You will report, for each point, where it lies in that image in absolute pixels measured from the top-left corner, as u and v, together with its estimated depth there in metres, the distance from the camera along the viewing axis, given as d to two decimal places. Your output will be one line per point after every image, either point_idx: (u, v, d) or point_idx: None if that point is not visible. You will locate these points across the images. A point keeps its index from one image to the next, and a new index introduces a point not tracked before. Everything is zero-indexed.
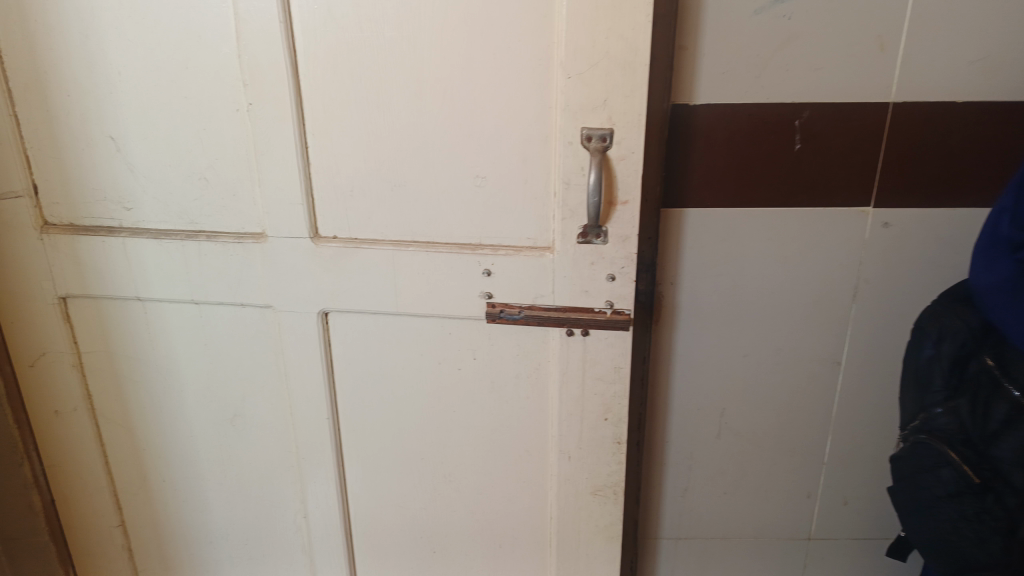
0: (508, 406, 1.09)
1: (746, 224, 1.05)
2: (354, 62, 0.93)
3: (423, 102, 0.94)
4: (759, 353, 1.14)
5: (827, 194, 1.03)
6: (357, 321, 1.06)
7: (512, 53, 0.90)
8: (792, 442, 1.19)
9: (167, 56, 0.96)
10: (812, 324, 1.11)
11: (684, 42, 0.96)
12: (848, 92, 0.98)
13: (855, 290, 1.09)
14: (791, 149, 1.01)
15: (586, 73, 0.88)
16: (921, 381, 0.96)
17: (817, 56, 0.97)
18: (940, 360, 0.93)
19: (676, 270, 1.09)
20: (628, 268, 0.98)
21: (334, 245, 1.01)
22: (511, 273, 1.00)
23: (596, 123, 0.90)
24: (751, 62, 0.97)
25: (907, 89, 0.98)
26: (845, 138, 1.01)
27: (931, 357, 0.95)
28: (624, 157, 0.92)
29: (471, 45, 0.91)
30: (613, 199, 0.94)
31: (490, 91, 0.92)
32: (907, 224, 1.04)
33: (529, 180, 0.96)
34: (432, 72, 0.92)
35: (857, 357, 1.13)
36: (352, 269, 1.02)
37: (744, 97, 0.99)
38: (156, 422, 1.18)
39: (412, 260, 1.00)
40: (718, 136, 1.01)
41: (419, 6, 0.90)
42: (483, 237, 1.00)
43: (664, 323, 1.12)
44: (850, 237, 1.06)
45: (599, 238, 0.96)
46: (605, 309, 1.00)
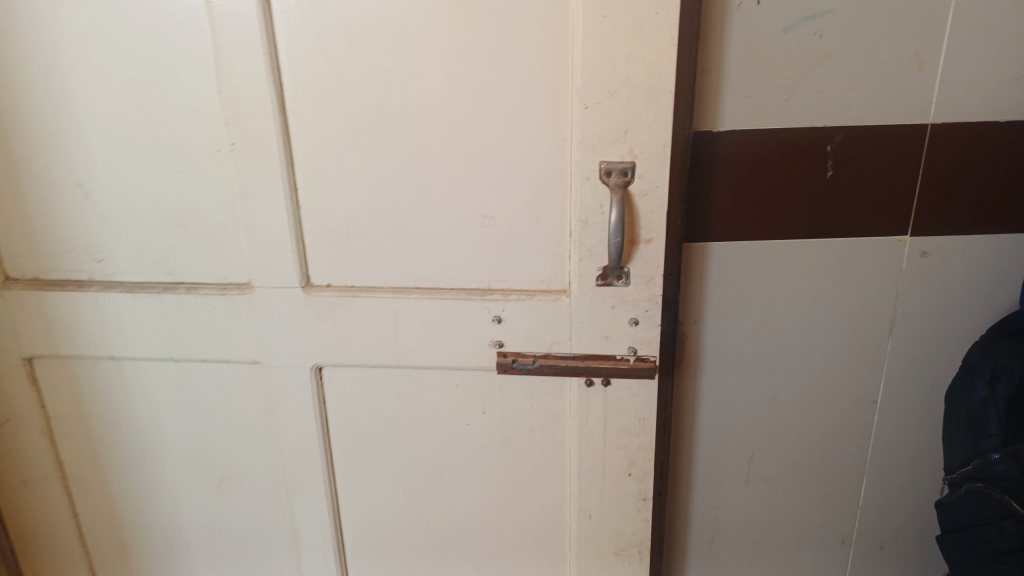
0: (521, 462, 1.00)
1: (776, 259, 0.98)
2: (347, 93, 0.84)
3: (425, 134, 0.85)
4: (790, 394, 1.06)
5: (862, 224, 0.96)
6: (354, 375, 0.97)
7: (523, 80, 0.82)
8: (826, 487, 1.11)
9: (138, 91, 0.86)
10: (845, 361, 1.04)
11: (706, 64, 0.88)
12: (883, 114, 0.91)
13: (892, 324, 1.02)
14: (824, 176, 0.93)
15: (606, 102, 0.80)
16: (974, 425, 0.94)
17: (850, 76, 0.89)
18: (996, 403, 0.92)
19: (699, 308, 1.01)
20: (652, 312, 0.89)
21: (327, 294, 0.92)
22: (524, 320, 0.91)
23: (617, 155, 0.82)
24: (779, 84, 0.89)
25: (946, 109, 0.91)
26: (881, 163, 0.93)
27: (984, 401, 0.93)
28: (647, 192, 0.83)
29: (476, 74, 0.82)
30: (635, 237, 0.86)
31: (498, 123, 0.84)
32: (947, 253, 0.97)
33: (542, 219, 0.88)
34: (435, 104, 0.84)
35: (893, 393, 1.06)
36: (348, 320, 0.93)
37: (773, 122, 0.91)
38: (134, 489, 1.08)
39: (415, 308, 0.91)
40: (744, 164, 0.93)
41: (419, 30, 0.81)
42: (492, 281, 0.91)
43: (687, 365, 1.04)
44: (886, 268, 0.98)
45: (621, 279, 0.87)
46: (627, 355, 0.91)
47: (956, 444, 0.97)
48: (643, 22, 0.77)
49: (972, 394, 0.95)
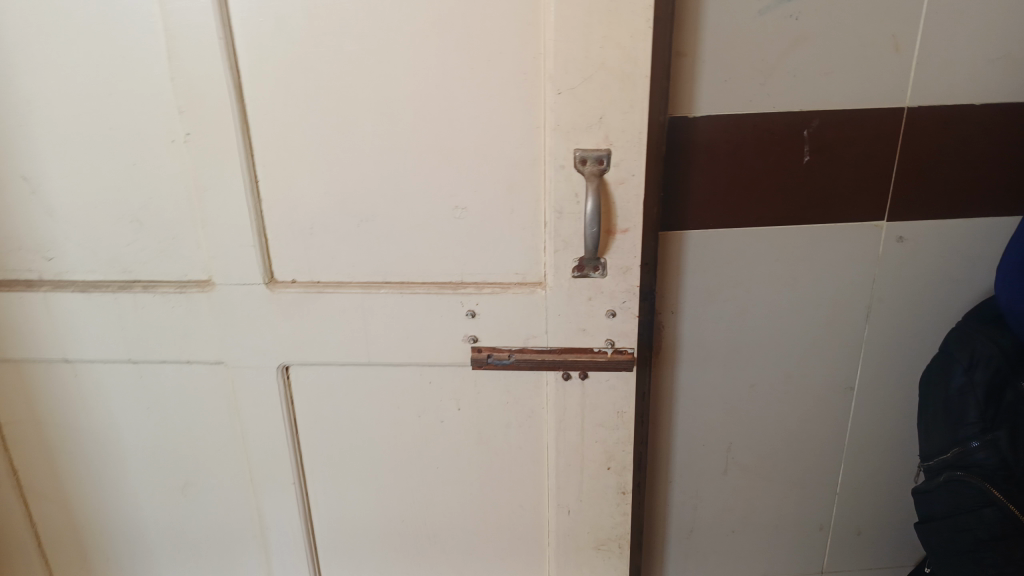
0: (497, 458, 0.98)
1: (753, 246, 0.96)
2: (308, 81, 0.80)
3: (392, 122, 0.81)
4: (768, 382, 1.05)
5: (838, 210, 0.95)
6: (323, 373, 0.94)
7: (494, 65, 0.79)
8: (804, 474, 1.11)
9: (86, 80, 0.81)
10: (823, 348, 1.03)
11: (681, 48, 0.86)
12: (860, 98, 0.89)
13: (868, 310, 1.01)
14: (800, 162, 0.92)
15: (580, 88, 0.77)
16: (952, 413, 0.94)
17: (827, 59, 0.87)
18: (974, 392, 0.92)
19: (676, 298, 0.99)
20: (630, 303, 0.87)
21: (293, 290, 0.88)
22: (498, 314, 0.88)
23: (592, 143, 0.80)
24: (756, 68, 0.87)
25: (923, 92, 0.90)
26: (857, 148, 0.92)
27: (962, 389, 0.93)
28: (623, 181, 0.81)
29: (444, 59, 0.78)
30: (611, 227, 0.83)
31: (468, 111, 0.81)
32: (923, 238, 0.97)
33: (515, 209, 0.85)
34: (401, 92, 0.80)
35: (870, 379, 1.05)
36: (316, 317, 0.89)
37: (749, 107, 0.89)
38: (94, 496, 1.03)
39: (384, 304, 0.88)
40: (720, 150, 0.91)
41: (384, 13, 0.77)
42: (465, 274, 0.88)
43: (664, 355, 1.02)
44: (863, 254, 0.97)
45: (597, 270, 0.85)
46: (605, 348, 0.89)
47: (934, 432, 0.96)
48: (618, 4, 0.74)
49: (949, 381, 0.95)
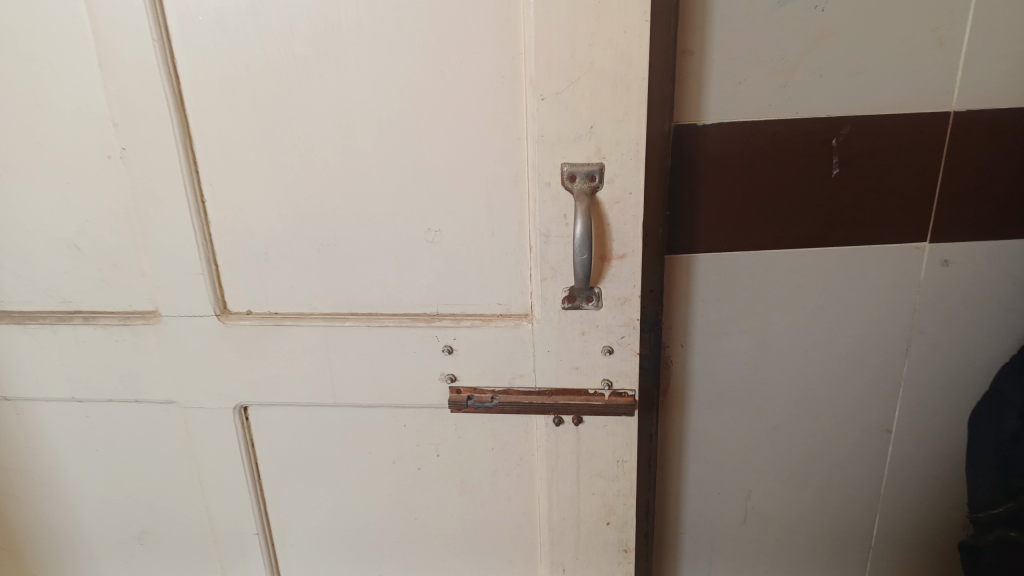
0: (483, 510, 0.87)
1: (774, 272, 0.84)
2: (257, 89, 0.70)
3: (353, 135, 0.71)
4: (792, 424, 0.93)
5: (872, 229, 0.82)
6: (286, 415, 0.84)
7: (466, 69, 0.68)
8: (833, 525, 0.99)
9: (12, 90, 0.72)
10: (855, 386, 0.91)
11: (687, 45, 0.75)
12: (897, 102, 0.77)
13: (908, 343, 0.88)
14: (827, 175, 0.80)
15: (566, 93, 0.66)
16: (1008, 465, 0.81)
17: (857, 57, 0.75)
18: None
19: (686, 329, 0.87)
20: (629, 338, 0.76)
21: (248, 322, 0.78)
22: (478, 351, 0.77)
23: (581, 157, 0.69)
24: (775, 67, 0.75)
25: (971, 94, 0.77)
26: (894, 159, 0.80)
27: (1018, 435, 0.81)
28: (619, 201, 0.70)
29: (410, 62, 0.68)
30: (606, 253, 0.72)
31: (440, 122, 0.70)
32: (971, 261, 0.84)
33: (496, 232, 0.74)
34: (362, 100, 0.70)
35: (909, 420, 0.93)
36: (274, 353, 0.79)
37: (768, 112, 0.77)
38: (45, 545, 0.94)
39: (350, 338, 0.77)
40: (734, 162, 0.79)
41: (340, 11, 0.67)
42: (440, 306, 0.77)
43: (673, 393, 0.91)
44: (900, 280, 0.85)
45: (590, 301, 0.74)
46: (601, 389, 0.78)
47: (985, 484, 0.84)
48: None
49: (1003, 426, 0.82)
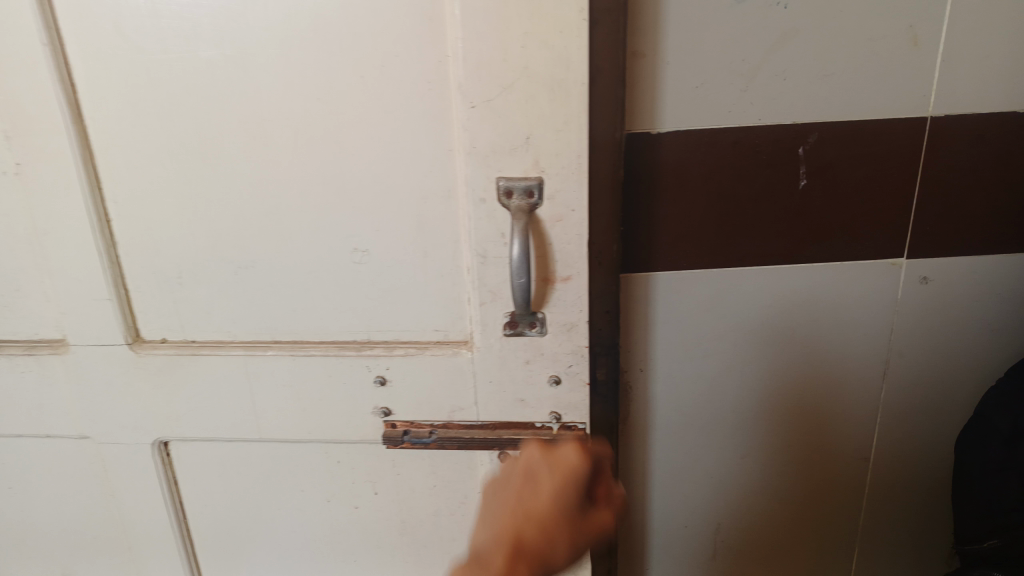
0: (427, 551, 0.80)
1: (739, 292, 0.78)
2: (160, 96, 0.62)
3: (268, 148, 0.63)
4: (762, 453, 0.86)
5: (845, 245, 0.76)
6: (209, 451, 0.77)
7: (390, 72, 0.60)
8: (808, 559, 0.92)
9: None
10: (829, 412, 0.84)
11: (638, 46, 0.68)
12: (869, 107, 0.71)
13: (885, 367, 0.82)
14: (794, 186, 0.73)
15: (498, 99, 0.59)
16: (989, 499, 0.75)
17: (825, 58, 0.69)
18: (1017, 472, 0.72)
19: (645, 353, 0.81)
20: (577, 367, 0.69)
21: (162, 352, 0.72)
22: (413, 382, 0.70)
23: (518, 170, 0.61)
24: (734, 69, 0.69)
25: (949, 97, 0.71)
26: (867, 169, 0.73)
27: (1004, 465, 0.73)
28: (561, 218, 0.62)
29: (326, 65, 0.60)
30: (549, 275, 0.65)
31: (362, 133, 0.62)
32: (952, 278, 0.78)
33: (429, 253, 0.66)
34: (274, 108, 0.62)
35: (889, 448, 0.86)
36: (193, 385, 0.73)
37: (727, 119, 0.71)
38: None
39: (273, 368, 0.71)
40: (693, 173, 0.73)
41: (247, 8, 0.59)
42: (371, 333, 0.70)
43: (633, 421, 0.84)
44: (875, 298, 0.78)
45: (534, 328, 0.67)
46: (549, 423, 0.71)
47: (969, 515, 0.77)
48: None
49: (986, 456, 0.75)
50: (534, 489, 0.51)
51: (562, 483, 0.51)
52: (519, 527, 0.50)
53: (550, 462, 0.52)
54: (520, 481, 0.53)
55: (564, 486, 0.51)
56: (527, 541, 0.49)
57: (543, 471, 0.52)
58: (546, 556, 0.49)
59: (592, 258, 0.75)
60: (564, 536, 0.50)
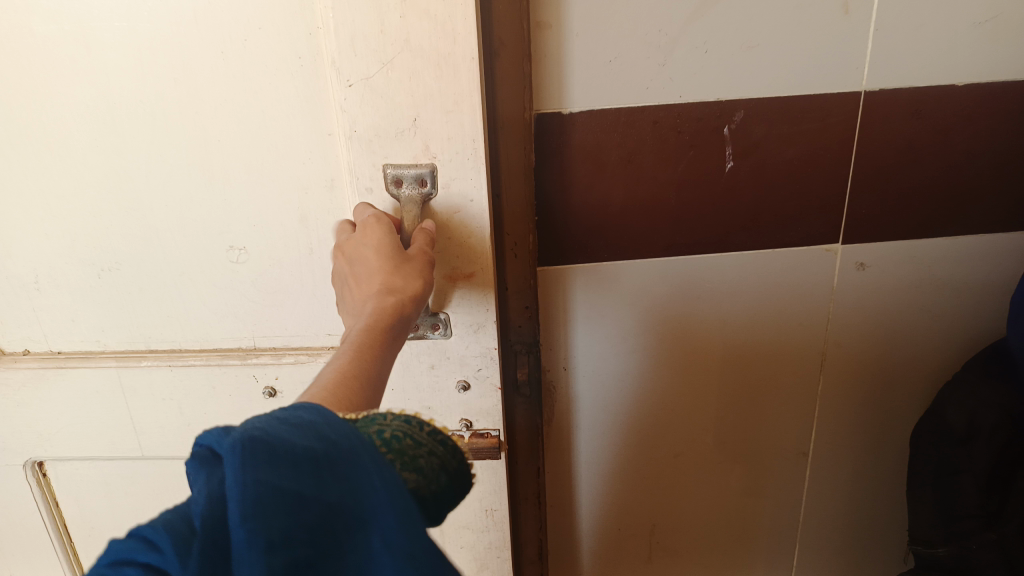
0: None
1: (663, 282, 0.72)
2: None
3: (123, 138, 0.56)
4: (696, 451, 0.82)
5: (776, 230, 0.71)
6: (89, 473, 0.70)
7: (253, 49, 0.52)
8: (747, 557, 0.89)
9: None
10: (764, 406, 0.80)
11: (544, 17, 0.62)
12: (798, 81, 0.65)
13: (822, 358, 0.77)
14: (720, 169, 0.68)
15: (378, 77, 0.51)
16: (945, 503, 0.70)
17: (749, 29, 0.63)
18: (971, 476, 0.67)
19: (568, 351, 0.75)
20: (488, 371, 0.62)
21: (24, 365, 0.64)
22: (305, 391, 0.63)
23: (405, 157, 0.53)
24: (651, 42, 0.63)
25: (883, 69, 0.65)
26: (798, 148, 0.68)
27: (957, 466, 0.69)
28: (459, 211, 0.55)
29: (179, 41, 0.52)
30: (452, 272, 0.57)
31: (227, 117, 0.55)
32: (889, 264, 0.73)
33: (315, 248, 0.58)
34: (124, 90, 0.54)
35: (828, 443, 0.82)
36: (62, 400, 0.65)
37: (645, 96, 0.65)
38: None
39: (150, 380, 0.64)
40: (611, 157, 0.67)
41: None
42: (257, 340, 0.63)
43: (558, 422, 0.79)
44: (809, 287, 0.74)
45: (437, 330, 0.59)
46: (460, 431, 0.64)
47: (920, 519, 0.72)
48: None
49: (939, 456, 0.70)
50: (360, 260, 0.49)
51: (378, 238, 0.50)
52: (368, 287, 0.47)
53: (363, 231, 0.51)
54: (354, 263, 0.49)
55: (392, 235, 0.50)
56: (378, 291, 0.46)
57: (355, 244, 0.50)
58: (403, 287, 0.47)
59: (506, 249, 0.70)
60: (408, 272, 0.48)
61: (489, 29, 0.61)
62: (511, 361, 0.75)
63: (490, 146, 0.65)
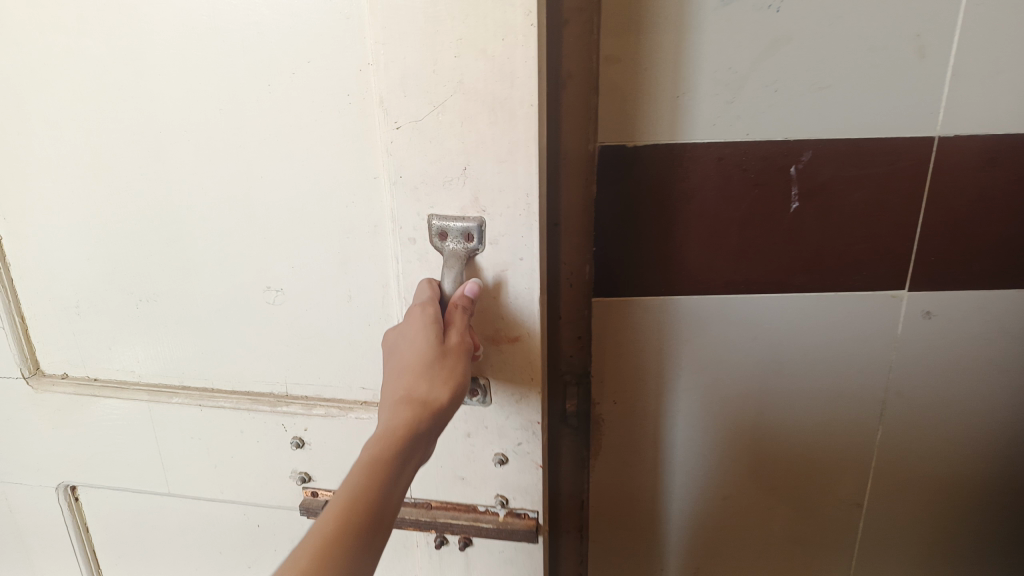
0: None
1: (719, 321, 0.69)
2: (48, 105, 0.54)
3: (166, 169, 0.55)
4: (744, 495, 0.78)
5: (840, 276, 0.67)
6: (118, 503, 0.69)
7: (300, 85, 0.50)
8: None
9: None
10: (818, 454, 0.76)
11: (611, 51, 0.60)
12: (871, 122, 0.61)
13: (882, 406, 0.73)
14: (784, 210, 0.65)
15: (428, 119, 0.48)
16: None
17: (822, 68, 0.60)
18: None
19: (617, 385, 0.73)
20: (529, 447, 0.58)
21: (60, 390, 0.64)
22: (335, 444, 0.60)
23: (452, 207, 0.50)
24: (718, 79, 0.60)
25: (961, 113, 0.61)
26: (864, 192, 0.64)
27: None
28: (506, 269, 0.51)
29: (227, 76, 0.51)
30: (496, 334, 0.54)
31: (269, 155, 0.52)
32: (958, 314, 0.69)
33: (353, 296, 0.55)
34: (170, 121, 0.53)
35: (886, 495, 0.78)
36: (95, 428, 0.65)
37: (710, 133, 0.62)
38: None
39: (181, 417, 0.62)
40: (672, 192, 0.64)
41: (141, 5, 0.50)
42: (289, 387, 0.60)
43: (604, 457, 0.77)
44: (871, 336, 0.70)
45: (474, 397, 0.56)
46: (495, 507, 0.60)
47: None
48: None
49: None
50: (398, 352, 0.48)
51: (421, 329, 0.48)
52: (395, 389, 0.46)
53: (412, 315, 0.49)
54: (391, 354, 0.49)
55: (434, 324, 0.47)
56: (404, 400, 0.45)
57: (399, 333, 0.49)
58: (430, 396, 0.45)
59: (562, 279, 0.69)
60: (435, 378, 0.46)
61: (557, 61, 0.61)
62: (560, 392, 0.75)
63: (552, 179, 0.65)
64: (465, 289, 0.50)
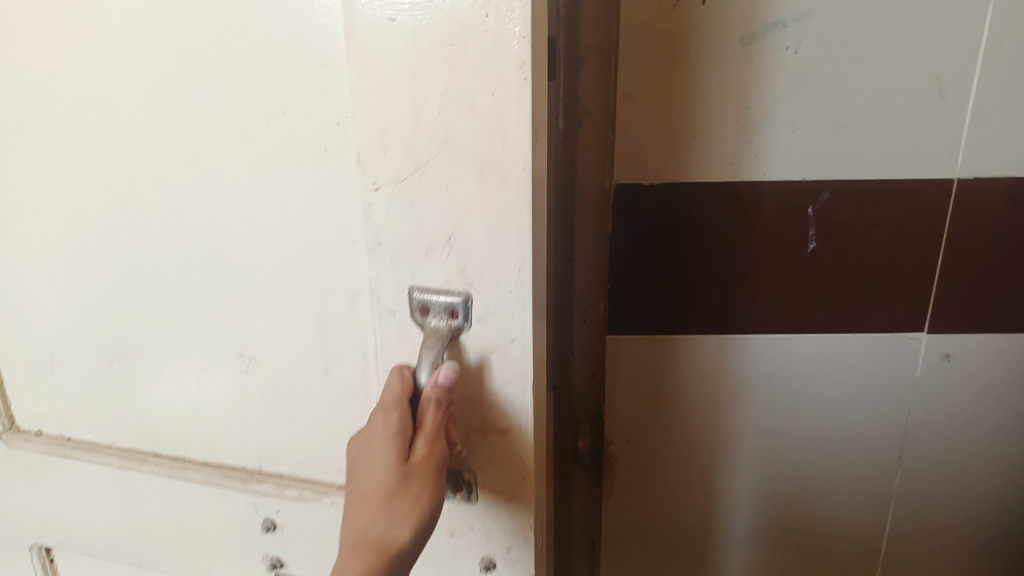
0: None
1: (729, 358, 0.66)
2: (26, 151, 0.52)
3: (139, 223, 0.51)
4: (755, 537, 0.74)
5: (859, 318, 0.64)
6: (94, 564, 0.66)
7: (272, 139, 0.46)
8: None
9: None
10: (834, 497, 0.72)
11: (628, 87, 0.58)
12: (892, 162, 0.58)
13: (901, 447, 0.69)
14: (803, 251, 0.61)
15: (410, 180, 0.43)
16: None
17: (842, 107, 0.57)
18: None
19: (627, 426, 0.70)
20: (520, 552, 0.51)
21: (33, 448, 0.61)
22: (309, 529, 0.56)
23: (434, 278, 0.45)
24: (736, 117, 0.58)
25: (981, 153, 0.58)
26: (882, 233, 0.60)
27: None
28: (494, 351, 0.45)
29: (197, 126, 0.47)
30: (482, 425, 0.48)
31: (241, 214, 0.49)
32: (979, 357, 0.65)
33: (329, 368, 0.51)
34: (142, 172, 0.50)
35: (904, 540, 0.74)
36: (67, 490, 0.61)
37: (727, 171, 0.60)
38: None
39: (152, 488, 0.59)
40: (687, 232, 0.62)
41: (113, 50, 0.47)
42: (262, 463, 0.56)
43: (615, 498, 0.74)
44: (893, 376, 0.66)
45: (458, 492, 0.50)
46: None
47: None
48: (467, 22, 0.39)
49: None
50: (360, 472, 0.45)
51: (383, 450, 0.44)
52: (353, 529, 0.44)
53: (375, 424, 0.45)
54: (355, 469, 0.46)
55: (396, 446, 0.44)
56: (361, 545, 0.43)
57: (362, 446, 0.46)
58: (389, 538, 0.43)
59: (574, 314, 0.65)
60: (397, 515, 0.43)
61: (574, 95, 0.59)
62: (570, 430, 0.70)
63: (564, 213, 0.62)
64: (441, 375, 0.44)
